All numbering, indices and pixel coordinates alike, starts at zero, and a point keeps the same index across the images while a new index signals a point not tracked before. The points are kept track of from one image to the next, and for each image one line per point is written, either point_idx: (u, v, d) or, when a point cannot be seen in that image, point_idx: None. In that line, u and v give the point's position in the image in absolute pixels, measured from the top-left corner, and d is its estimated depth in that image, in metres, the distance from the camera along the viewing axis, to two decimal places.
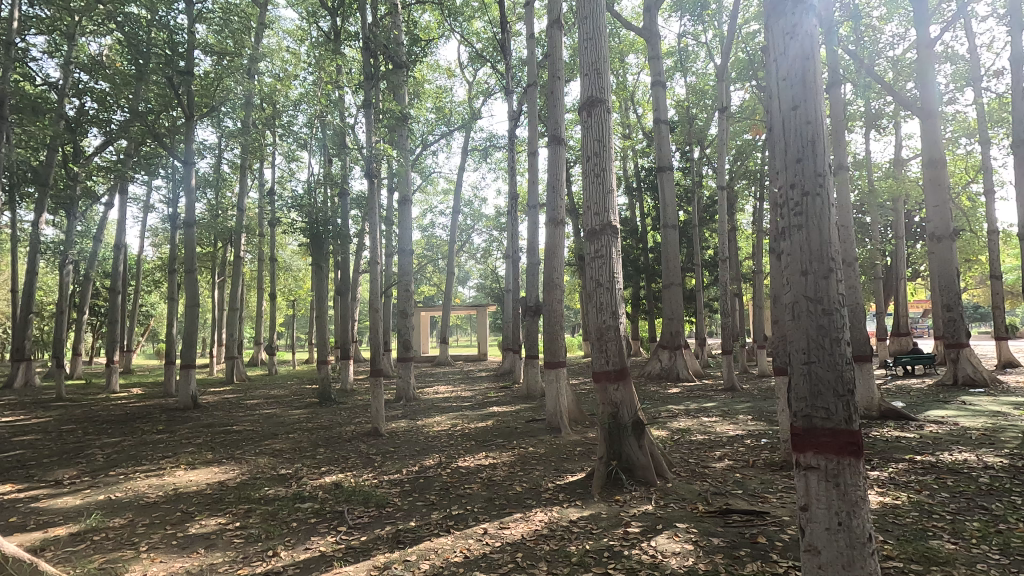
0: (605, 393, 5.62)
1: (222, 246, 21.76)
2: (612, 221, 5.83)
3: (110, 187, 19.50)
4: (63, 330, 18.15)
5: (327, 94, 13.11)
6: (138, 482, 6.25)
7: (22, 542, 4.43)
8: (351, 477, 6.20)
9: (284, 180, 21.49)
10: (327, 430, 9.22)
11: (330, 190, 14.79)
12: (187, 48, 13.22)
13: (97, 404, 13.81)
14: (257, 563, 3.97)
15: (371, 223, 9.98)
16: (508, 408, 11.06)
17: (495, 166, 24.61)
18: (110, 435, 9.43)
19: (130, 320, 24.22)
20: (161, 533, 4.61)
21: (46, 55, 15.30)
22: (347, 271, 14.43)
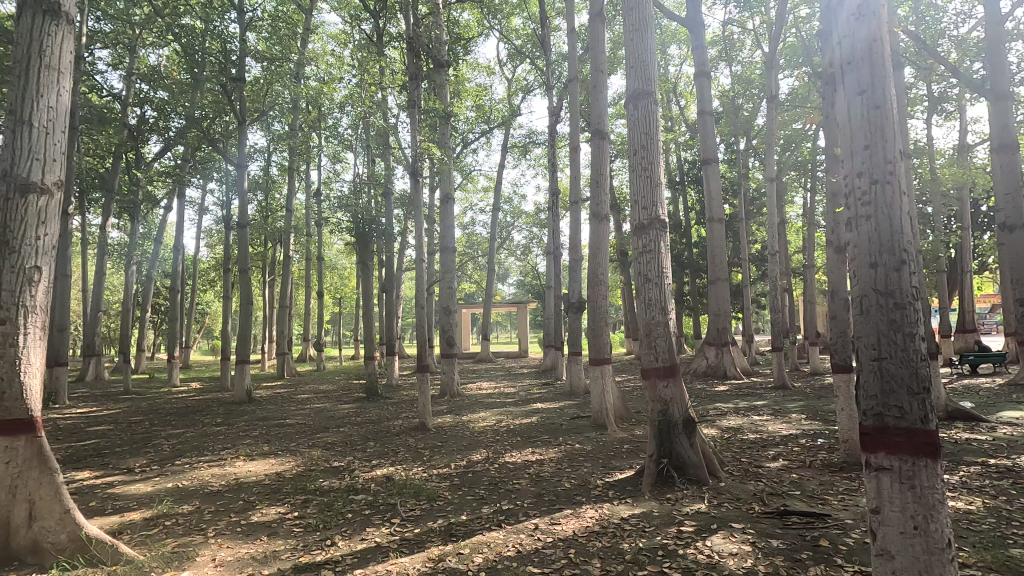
0: (655, 390, 5.53)
1: (272, 246, 22.57)
2: (660, 216, 5.73)
3: (169, 191, 20.50)
4: (128, 327, 19.22)
5: (371, 96, 13.36)
6: (202, 471, 6.58)
7: (103, 525, 4.73)
8: (402, 471, 6.32)
9: (330, 181, 22.08)
10: (376, 425, 9.42)
11: (375, 189, 15.09)
12: (238, 55, 13.74)
13: (160, 397, 14.58)
14: (317, 551, 4.11)
15: (415, 222, 10.12)
16: (552, 404, 11.04)
17: (535, 163, 24.57)
18: (173, 427, 9.92)
19: (188, 318, 25.42)
20: (226, 519, 4.84)
21: (110, 67, 16.18)
22: (392, 269, 14.72)
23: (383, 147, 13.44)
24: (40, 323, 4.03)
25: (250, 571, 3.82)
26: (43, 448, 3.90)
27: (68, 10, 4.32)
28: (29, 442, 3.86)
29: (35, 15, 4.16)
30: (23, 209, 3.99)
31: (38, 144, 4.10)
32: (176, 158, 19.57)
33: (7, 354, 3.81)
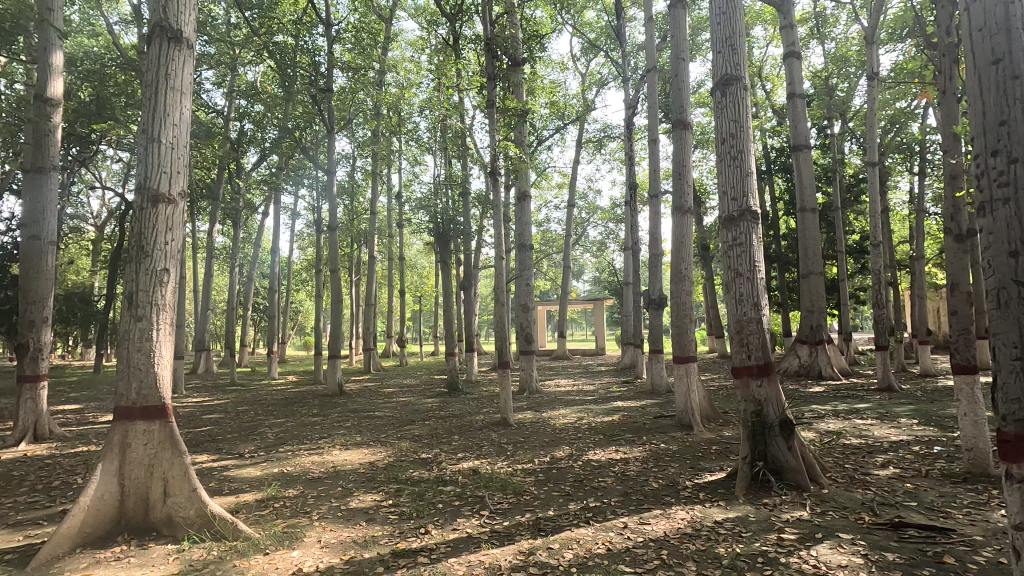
0: (748, 390, 5.28)
1: (357, 247, 23.74)
2: (752, 206, 5.43)
3: (266, 198, 22.08)
4: (233, 324, 20.92)
5: (448, 98, 13.70)
6: (303, 458, 7.05)
7: (221, 504, 5.19)
8: (488, 465, 6.44)
9: (410, 183, 22.88)
10: (459, 419, 9.66)
11: (453, 190, 15.44)
12: (326, 67, 14.54)
13: (262, 389, 15.77)
14: (412, 539, 4.28)
15: (493, 220, 10.24)
16: (633, 403, 10.82)
17: (611, 157, 24.14)
18: (275, 417, 10.70)
19: (283, 316, 27.28)
20: (328, 504, 5.16)
21: (215, 87, 17.66)
22: (470, 267, 15.01)
23: (460, 148, 13.72)
24: (168, 320, 4.46)
25: (353, 553, 4.05)
26: (173, 432, 4.37)
27: (188, 36, 4.76)
28: (162, 426, 4.34)
29: (162, 43, 4.62)
30: (154, 216, 4.46)
31: (165, 158, 4.55)
32: (271, 167, 21.05)
33: (144, 347, 4.28)
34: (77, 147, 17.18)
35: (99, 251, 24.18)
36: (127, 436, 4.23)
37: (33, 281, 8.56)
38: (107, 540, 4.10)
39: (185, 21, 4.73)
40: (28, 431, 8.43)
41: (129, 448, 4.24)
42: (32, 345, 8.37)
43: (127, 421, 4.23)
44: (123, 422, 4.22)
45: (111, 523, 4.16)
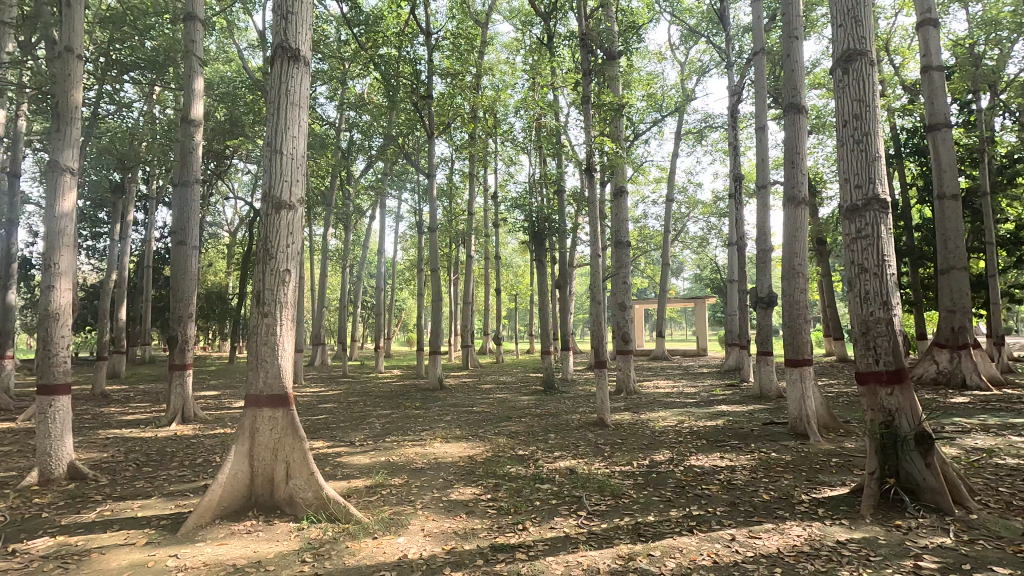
0: (875, 398, 4.75)
1: (455, 246, 24.54)
2: (879, 194, 4.86)
3: (373, 202, 23.50)
4: (344, 320, 22.46)
5: (543, 97, 13.72)
6: (408, 449, 7.40)
7: (336, 487, 5.60)
8: (585, 465, 6.37)
9: (505, 183, 23.25)
10: (555, 418, 9.65)
11: (548, 188, 15.43)
12: (426, 75, 15.18)
13: (370, 382, 16.80)
14: (511, 534, 4.33)
15: (589, 218, 10.08)
16: (740, 408, 10.19)
17: (713, 149, 22.92)
18: (381, 408, 11.34)
19: (388, 314, 28.88)
20: (430, 494, 5.36)
21: (328, 101, 19.05)
22: (566, 265, 14.92)
23: (555, 146, 13.68)
24: (289, 316, 4.85)
25: (454, 544, 4.17)
26: (295, 420, 4.76)
27: (305, 54, 5.14)
28: (285, 414, 4.74)
29: (284, 62, 5.04)
30: (278, 221, 4.87)
31: (287, 167, 4.95)
32: (377, 173, 22.34)
33: (270, 341, 4.70)
34: (215, 163, 19.32)
35: (233, 255, 27.07)
36: (257, 421, 4.67)
37: (182, 279, 9.82)
38: (240, 515, 4.56)
39: (302, 40, 5.13)
40: (177, 414, 9.61)
41: (258, 432, 4.67)
42: (181, 337, 9.52)
43: (256, 408, 4.66)
44: (253, 408, 4.66)
45: (243, 500, 4.61)
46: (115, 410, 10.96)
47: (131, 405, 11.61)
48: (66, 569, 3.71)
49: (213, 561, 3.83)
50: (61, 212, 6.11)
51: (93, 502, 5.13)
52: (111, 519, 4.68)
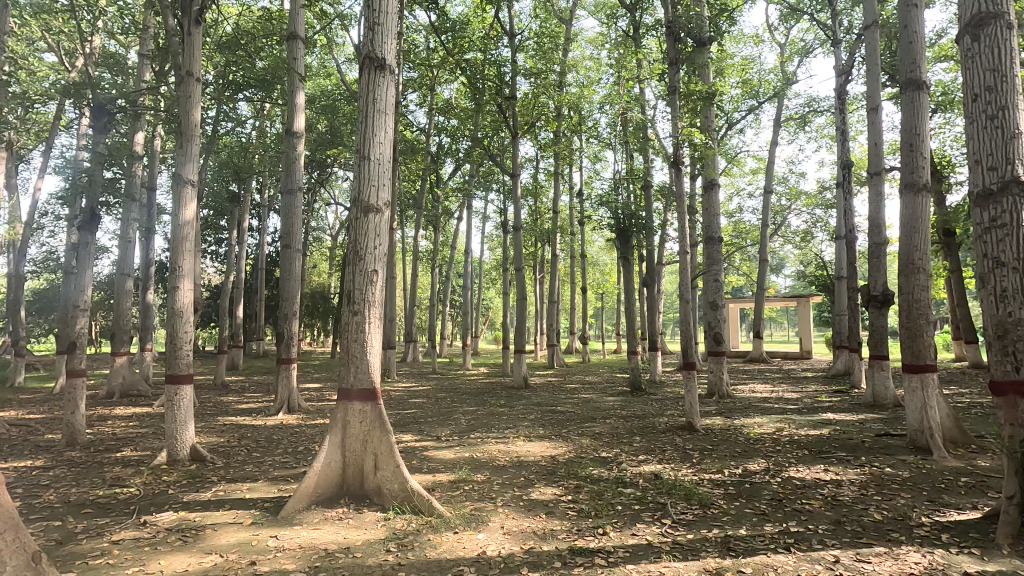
0: (1014, 411, 4.14)
1: (541, 245, 24.56)
2: (1019, 176, 4.22)
3: (461, 204, 24.12)
4: (434, 318, 23.23)
5: (629, 91, 13.33)
6: (491, 446, 7.50)
7: (421, 480, 5.79)
8: (671, 471, 6.10)
9: (591, 180, 22.92)
10: (640, 420, 9.36)
11: (635, 184, 14.98)
12: (510, 76, 15.30)
13: (459, 379, 17.25)
14: (591, 538, 4.23)
15: (676, 213, 9.65)
16: (848, 417, 9.33)
17: (818, 135, 21.16)
18: (468, 405, 11.59)
19: (476, 312, 29.47)
20: (511, 492, 5.40)
21: (418, 107, 19.77)
22: (654, 263, 14.43)
23: (642, 141, 13.25)
24: (377, 314, 5.07)
25: (533, 544, 4.15)
26: (382, 414, 4.97)
27: (390, 63, 5.36)
28: (374, 408, 4.96)
29: (371, 72, 5.29)
30: (366, 224, 5.11)
31: (374, 172, 5.19)
32: (465, 175, 22.87)
33: (359, 338, 4.95)
34: (317, 171, 20.73)
35: (334, 257, 28.93)
36: (348, 414, 4.93)
37: (288, 280, 10.70)
38: (333, 502, 4.84)
39: (388, 49, 5.35)
40: (283, 404, 10.40)
41: (349, 425, 4.94)
42: (286, 334, 10.31)
43: (347, 402, 4.93)
44: (344, 402, 4.94)
45: (336, 488, 4.89)
46: (233, 400, 12.08)
47: (246, 395, 12.77)
48: (185, 542, 4.13)
49: (307, 544, 4.09)
50: (185, 219, 6.82)
51: (210, 482, 5.68)
52: (223, 498, 5.15)
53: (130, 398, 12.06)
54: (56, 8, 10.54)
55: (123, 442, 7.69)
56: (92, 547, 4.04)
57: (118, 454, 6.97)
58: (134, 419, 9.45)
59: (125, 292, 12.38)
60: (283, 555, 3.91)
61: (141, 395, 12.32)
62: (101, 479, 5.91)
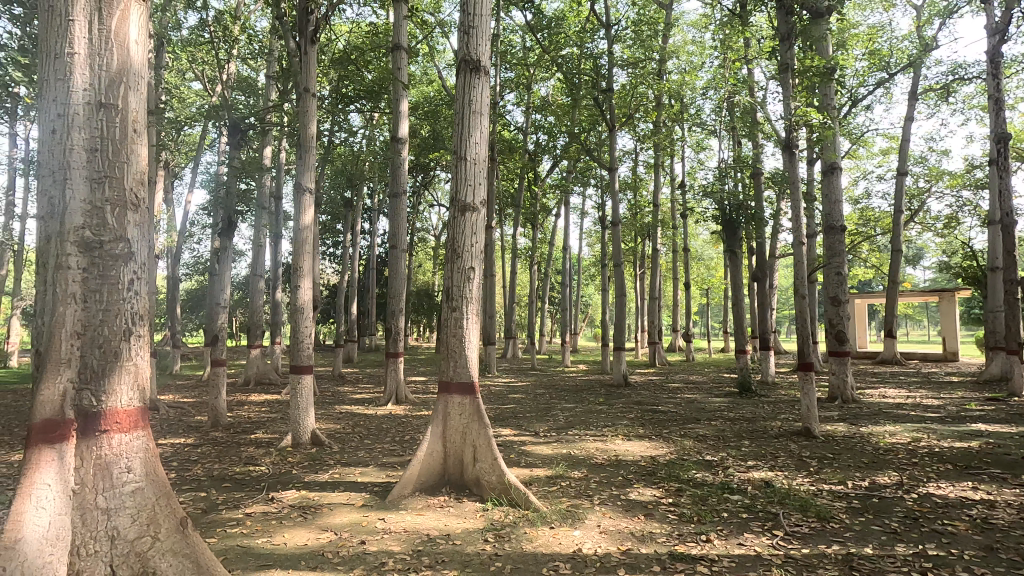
0: None
1: (641, 240, 23.87)
2: None
3: (558, 200, 24.10)
4: (533, 315, 23.42)
5: (735, 73, 12.51)
6: (589, 443, 7.42)
7: (519, 474, 5.88)
8: (784, 479, 5.66)
9: (694, 170, 21.86)
10: (750, 423, 8.79)
11: (743, 172, 14.05)
12: (607, 68, 14.97)
13: (557, 376, 17.26)
14: (693, 544, 4.04)
15: (790, 202, 8.92)
16: (1005, 428, 8.08)
17: (965, 106, 18.48)
18: (566, 401, 11.57)
19: (575, 309, 29.29)
20: (608, 491, 5.30)
21: (515, 107, 20.01)
22: (765, 256, 13.44)
23: (751, 126, 12.38)
24: (474, 311, 5.20)
25: (630, 545, 4.04)
26: (481, 408, 5.09)
27: (484, 64, 5.46)
28: (472, 401, 5.10)
29: (467, 74, 5.42)
30: (463, 223, 5.25)
31: (471, 172, 5.33)
32: (562, 171, 22.81)
33: (458, 333, 5.11)
34: (421, 175, 21.75)
35: (438, 256, 30.18)
36: (449, 406, 5.10)
37: (396, 279, 11.34)
38: (435, 490, 5.06)
39: (482, 52, 5.45)
40: (392, 396, 11.03)
41: (450, 417, 5.11)
42: (394, 330, 10.92)
43: (447, 394, 5.11)
44: (445, 394, 5.12)
45: (438, 477, 5.10)
46: (348, 390, 13.06)
47: (360, 386, 13.73)
48: (304, 518, 4.52)
49: (410, 528, 4.30)
50: (304, 224, 7.45)
51: (327, 465, 6.19)
52: (338, 480, 5.57)
53: (263, 386, 13.45)
54: (200, 41, 11.95)
55: (257, 425, 8.61)
56: (230, 517, 4.55)
57: (251, 436, 7.80)
58: (265, 405, 10.52)
59: (258, 291, 13.81)
60: (389, 536, 4.16)
61: (272, 383, 13.70)
62: (238, 457, 6.65)
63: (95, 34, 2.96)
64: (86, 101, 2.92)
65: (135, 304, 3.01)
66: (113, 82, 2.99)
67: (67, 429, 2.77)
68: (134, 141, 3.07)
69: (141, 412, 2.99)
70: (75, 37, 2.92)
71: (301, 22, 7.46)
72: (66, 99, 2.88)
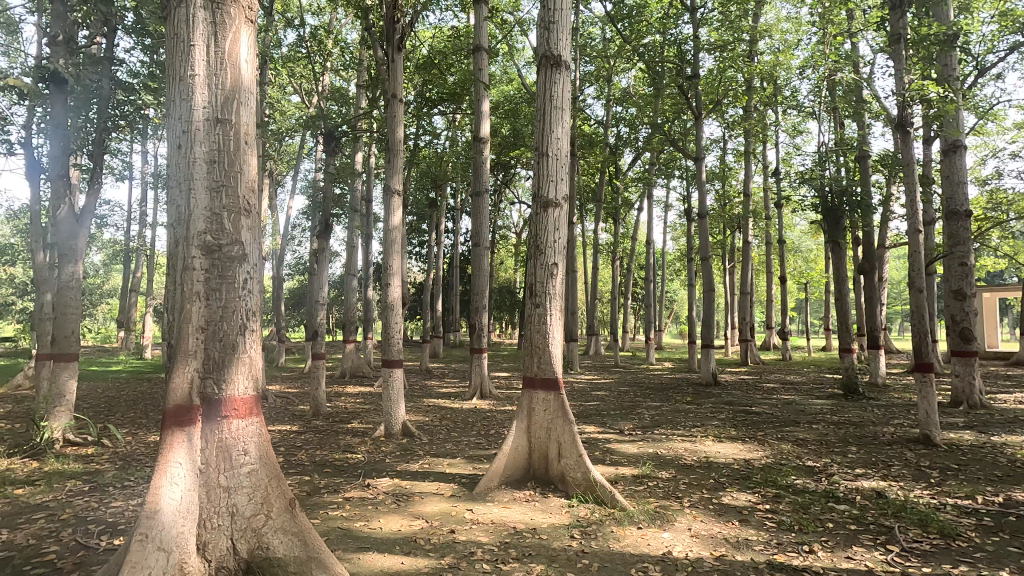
0: None
1: (731, 232, 22.72)
2: None
3: (641, 193, 23.49)
4: (616, 311, 23.00)
5: (837, 48, 11.53)
6: (676, 443, 7.18)
7: (604, 472, 5.81)
8: (898, 489, 5.17)
9: (790, 156, 20.46)
10: (858, 428, 8.10)
11: (847, 156, 12.94)
12: (692, 54, 14.33)
13: (642, 373, 16.85)
14: (794, 554, 3.80)
15: (904, 186, 8.09)
16: None
17: None
18: (652, 399, 11.29)
19: (660, 305, 28.42)
20: (699, 494, 5.10)
21: (596, 100, 19.75)
22: (873, 247, 12.31)
23: (855, 106, 11.36)
24: (558, 307, 5.20)
25: (724, 551, 3.86)
26: (565, 403, 5.08)
27: (565, 59, 5.42)
28: (556, 397, 5.10)
29: (547, 70, 5.41)
30: (546, 219, 5.26)
31: (553, 167, 5.33)
32: (645, 164, 22.20)
33: (542, 329, 5.12)
34: (503, 173, 22.03)
35: (519, 253, 30.45)
36: (533, 402, 5.13)
37: (479, 275, 11.61)
38: (521, 484, 5.13)
39: (563, 46, 5.43)
40: (477, 391, 11.27)
41: (534, 412, 5.13)
42: (478, 326, 11.17)
43: (531, 390, 5.15)
44: (529, 390, 5.16)
45: (523, 471, 5.16)
46: (436, 384, 13.51)
47: (446, 381, 14.17)
48: (398, 505, 4.75)
49: (497, 520, 4.38)
50: (393, 224, 7.83)
51: (417, 456, 6.44)
52: (428, 471, 5.79)
53: (357, 378, 14.28)
54: (298, 56, 12.81)
55: (353, 415, 9.14)
56: (331, 500, 4.88)
57: (348, 425, 8.31)
58: (360, 397, 11.15)
59: (352, 289, 14.65)
60: (477, 527, 4.26)
61: (366, 376, 14.50)
62: (337, 445, 7.10)
63: (212, 56, 3.27)
64: (206, 117, 3.23)
65: (250, 301, 3.28)
66: (228, 99, 3.29)
67: (194, 413, 3.06)
68: (245, 152, 3.35)
69: (255, 401, 3.26)
70: (196, 60, 3.23)
71: (388, 31, 7.80)
72: (188, 117, 3.19)
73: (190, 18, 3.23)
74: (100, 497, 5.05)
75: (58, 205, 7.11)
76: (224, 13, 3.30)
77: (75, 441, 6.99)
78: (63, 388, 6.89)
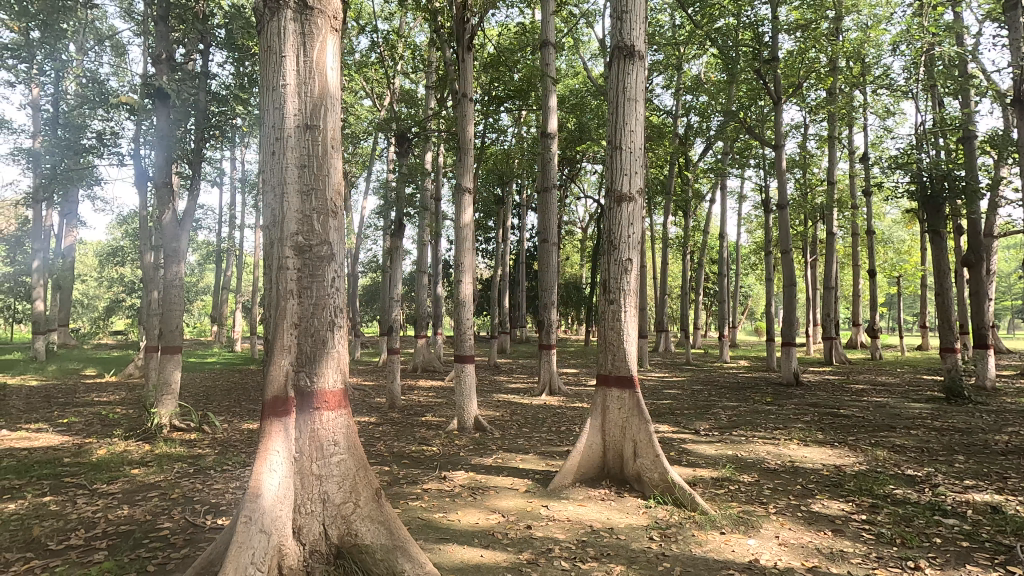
0: None
1: (812, 223, 21.37)
2: None
3: (713, 184, 22.56)
4: (687, 306, 22.22)
5: (937, 18, 10.50)
6: (757, 446, 6.85)
7: (682, 473, 5.65)
8: (1016, 504, 4.68)
9: (880, 139, 18.95)
10: (964, 435, 7.39)
11: (948, 137, 11.80)
12: (770, 36, 13.54)
13: (716, 372, 16.22)
14: (897, 570, 3.53)
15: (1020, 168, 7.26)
16: None
17: None
18: (728, 399, 10.84)
19: (735, 301, 27.18)
20: (786, 500, 4.84)
21: (665, 90, 19.13)
22: (979, 235, 11.16)
23: (959, 83, 10.29)
24: (633, 304, 5.07)
25: (817, 562, 3.66)
26: (640, 402, 4.96)
27: (638, 48, 5.29)
28: (631, 395, 4.99)
29: (620, 61, 5.30)
30: (620, 214, 5.16)
31: (626, 161, 5.21)
32: (717, 153, 21.30)
33: (616, 326, 5.04)
34: (568, 168, 21.83)
35: (585, 249, 30.11)
36: (608, 400, 5.05)
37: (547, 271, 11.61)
38: (595, 483, 5.08)
39: (636, 36, 5.30)
40: (546, 386, 11.24)
41: (609, 410, 5.05)
42: (546, 321, 11.17)
43: (605, 388, 5.07)
44: (603, 387, 5.09)
45: (598, 469, 5.10)
46: (504, 380, 13.57)
47: (514, 377, 14.23)
48: (474, 498, 4.84)
49: (573, 518, 4.36)
50: (463, 223, 7.94)
51: (491, 450, 6.53)
52: (501, 465, 5.86)
53: (428, 372, 14.65)
54: (370, 62, 13.24)
55: (426, 409, 9.39)
56: (411, 491, 5.05)
57: (422, 419, 8.54)
58: (432, 391, 11.42)
59: (422, 286, 15.02)
60: (554, 524, 4.26)
61: (436, 371, 14.87)
62: (412, 437, 7.33)
63: (302, 66, 3.44)
64: (296, 124, 3.40)
65: (338, 299, 3.44)
66: (317, 106, 3.45)
67: (289, 404, 3.25)
68: (332, 156, 3.50)
69: (343, 394, 3.41)
70: (287, 70, 3.41)
71: (458, 32, 7.91)
72: (281, 125, 3.38)
73: (281, 30, 3.41)
74: (203, 479, 5.49)
75: (163, 211, 7.75)
76: (312, 24, 3.46)
77: (180, 426, 7.64)
78: (169, 377, 7.50)
